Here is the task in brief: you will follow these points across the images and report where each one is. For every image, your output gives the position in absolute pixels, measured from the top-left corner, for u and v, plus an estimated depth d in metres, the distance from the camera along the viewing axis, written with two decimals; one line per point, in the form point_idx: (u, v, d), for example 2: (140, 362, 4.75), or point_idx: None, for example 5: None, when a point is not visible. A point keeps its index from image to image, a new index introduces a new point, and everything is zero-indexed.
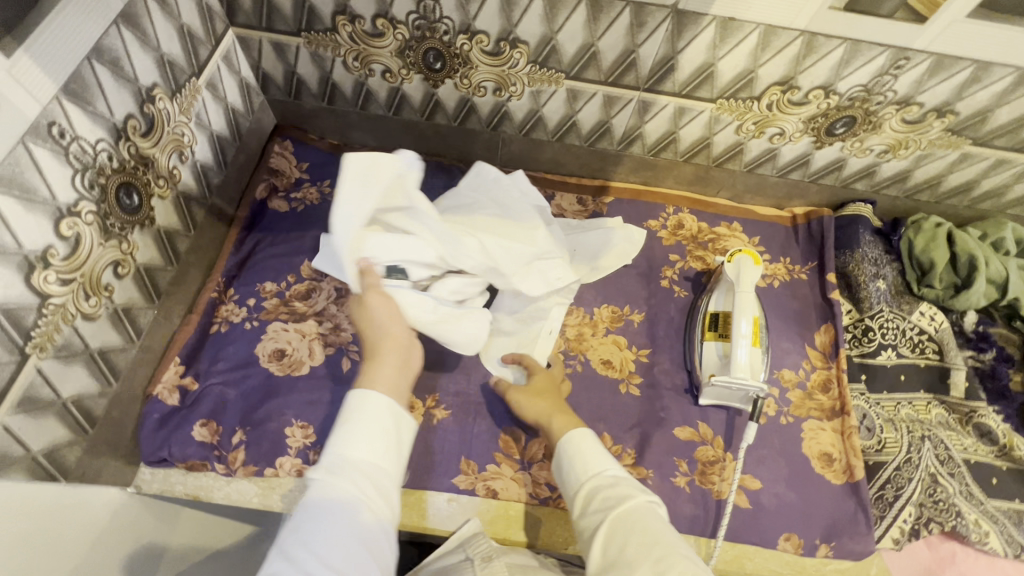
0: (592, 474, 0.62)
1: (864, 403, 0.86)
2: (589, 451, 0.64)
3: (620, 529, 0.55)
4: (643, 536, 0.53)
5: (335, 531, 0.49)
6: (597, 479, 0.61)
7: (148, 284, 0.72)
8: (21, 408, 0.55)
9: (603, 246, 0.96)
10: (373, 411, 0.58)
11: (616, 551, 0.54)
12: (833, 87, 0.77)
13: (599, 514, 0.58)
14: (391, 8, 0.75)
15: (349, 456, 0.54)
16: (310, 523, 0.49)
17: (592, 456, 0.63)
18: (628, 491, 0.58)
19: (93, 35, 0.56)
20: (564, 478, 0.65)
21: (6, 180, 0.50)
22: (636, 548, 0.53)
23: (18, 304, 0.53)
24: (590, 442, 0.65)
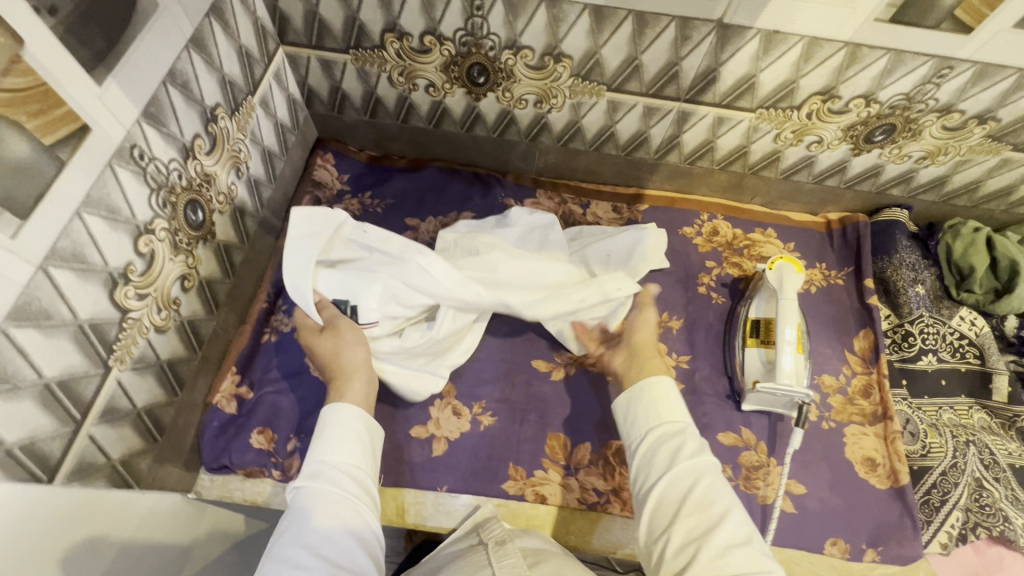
0: (665, 423, 0.65)
1: (907, 408, 0.87)
2: (661, 400, 0.67)
3: (687, 478, 0.60)
4: (705, 490, 0.58)
5: (321, 521, 0.56)
6: (667, 428, 0.64)
7: (209, 295, 0.75)
8: (103, 419, 0.57)
9: (634, 247, 0.94)
10: (346, 420, 0.66)
11: (679, 494, 0.59)
12: (874, 96, 0.78)
13: (665, 462, 0.62)
14: (439, 25, 0.76)
15: (331, 461, 0.62)
16: (300, 518, 0.57)
17: (668, 407, 0.66)
18: (701, 449, 0.62)
19: (168, 59, 0.58)
20: (630, 418, 0.68)
21: (96, 202, 0.52)
22: (699, 497, 0.58)
23: (103, 319, 0.55)
24: (669, 393, 0.67)
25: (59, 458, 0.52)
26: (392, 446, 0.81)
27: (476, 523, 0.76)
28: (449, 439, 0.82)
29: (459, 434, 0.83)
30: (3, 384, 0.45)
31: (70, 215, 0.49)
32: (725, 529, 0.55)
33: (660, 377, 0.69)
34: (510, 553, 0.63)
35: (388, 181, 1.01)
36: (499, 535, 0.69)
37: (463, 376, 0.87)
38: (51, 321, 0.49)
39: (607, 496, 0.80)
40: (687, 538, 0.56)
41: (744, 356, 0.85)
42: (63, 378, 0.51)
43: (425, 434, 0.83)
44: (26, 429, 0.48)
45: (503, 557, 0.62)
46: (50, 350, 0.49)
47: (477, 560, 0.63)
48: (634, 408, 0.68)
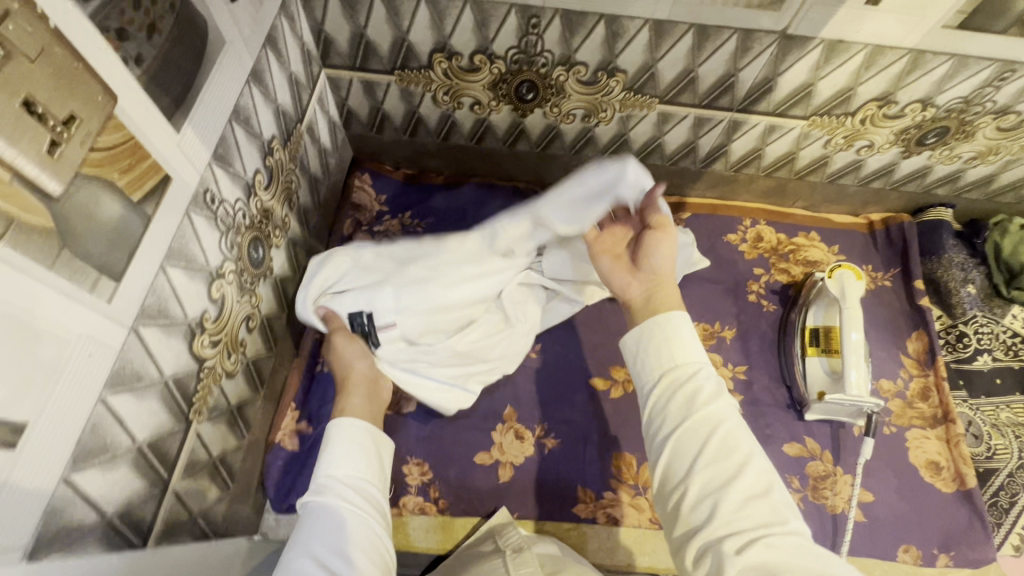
0: (678, 363, 0.54)
1: (967, 410, 0.87)
2: (679, 341, 0.54)
3: (701, 430, 0.50)
4: (722, 439, 0.49)
5: (327, 533, 0.51)
6: (679, 370, 0.53)
7: (269, 332, 0.73)
8: (186, 474, 0.56)
9: None
10: (348, 432, 0.60)
11: (696, 443, 0.49)
12: (931, 101, 0.77)
13: (678, 410, 0.51)
14: (492, 44, 0.74)
15: (335, 475, 0.56)
16: (306, 530, 0.51)
17: (682, 345, 0.54)
18: (717, 393, 0.52)
19: (233, 97, 0.56)
20: (634, 357, 0.57)
21: (176, 253, 0.50)
22: (718, 449, 0.48)
23: (184, 372, 0.53)
24: (676, 326, 0.55)
25: (151, 520, 0.50)
26: (458, 474, 0.80)
27: (493, 527, 0.76)
28: (514, 465, 0.81)
29: (524, 458, 0.82)
30: (103, 455, 0.43)
31: (155, 270, 0.47)
32: (743, 484, 0.47)
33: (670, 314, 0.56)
34: (527, 562, 0.63)
35: (428, 200, 0.98)
36: (516, 542, 0.69)
37: (521, 399, 0.86)
38: (142, 384, 0.47)
39: None
40: (709, 496, 0.47)
41: (805, 365, 0.85)
42: (153, 439, 0.49)
43: (490, 460, 0.82)
44: (123, 497, 0.46)
45: (520, 567, 0.62)
46: (142, 412, 0.47)
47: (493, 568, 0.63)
48: (647, 350, 0.55)
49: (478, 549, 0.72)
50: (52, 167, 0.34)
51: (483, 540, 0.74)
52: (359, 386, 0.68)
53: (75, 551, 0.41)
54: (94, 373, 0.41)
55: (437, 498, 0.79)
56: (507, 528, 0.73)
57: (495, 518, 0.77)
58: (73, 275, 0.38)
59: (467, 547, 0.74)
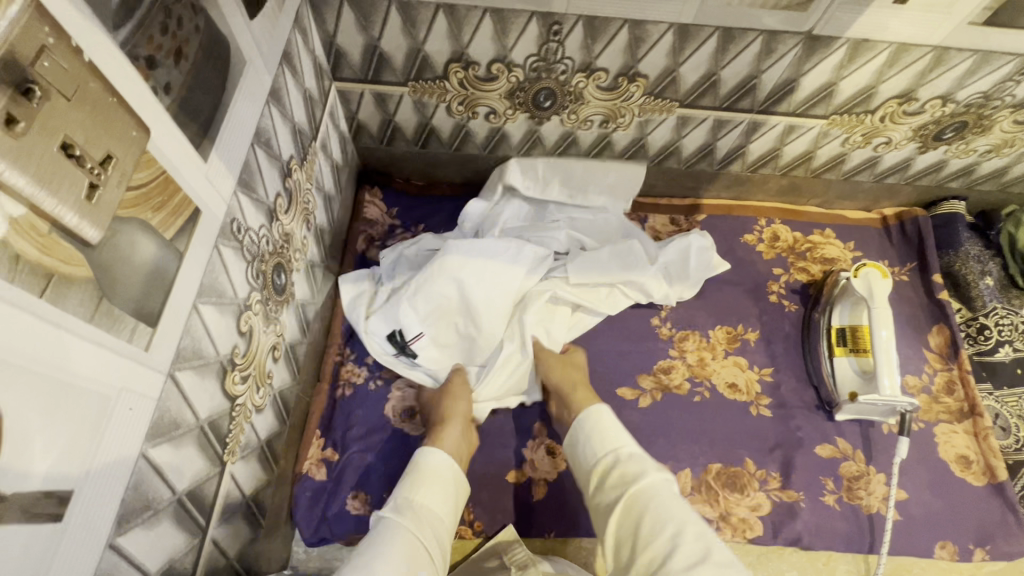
0: (616, 447, 0.64)
1: (993, 402, 0.88)
2: (606, 429, 0.65)
3: (637, 506, 0.57)
4: (660, 505, 0.56)
5: (391, 549, 0.52)
6: (615, 451, 0.63)
7: (293, 359, 0.70)
8: (222, 519, 0.53)
9: (681, 263, 0.91)
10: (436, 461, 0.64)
11: (633, 526, 0.56)
12: (952, 96, 0.77)
13: (617, 491, 0.60)
14: (510, 52, 0.72)
15: (414, 499, 0.58)
16: (373, 541, 0.53)
17: (614, 430, 0.65)
18: (648, 467, 0.60)
19: (254, 119, 0.53)
20: (581, 449, 0.66)
21: (207, 289, 0.47)
22: (652, 523, 0.55)
23: (218, 413, 0.50)
24: (610, 419, 0.67)
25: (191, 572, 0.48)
26: (490, 495, 0.78)
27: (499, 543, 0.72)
28: (548, 481, 0.79)
29: (557, 474, 0.80)
30: (146, 513, 0.40)
31: (189, 310, 0.44)
32: (681, 552, 0.52)
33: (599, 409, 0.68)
34: None
35: (439, 211, 0.97)
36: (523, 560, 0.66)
37: (550, 413, 0.84)
38: (180, 431, 0.44)
39: (717, 523, 0.78)
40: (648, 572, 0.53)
41: (833, 365, 0.85)
42: (192, 488, 0.46)
43: (521, 478, 0.80)
44: (165, 552, 0.43)
45: None
46: (181, 460, 0.44)
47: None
48: (580, 445, 0.66)
49: (483, 566, 0.68)
50: (90, 212, 0.32)
51: (489, 555, 0.71)
52: (455, 420, 0.71)
53: None
54: (136, 426, 0.38)
55: (472, 521, 0.76)
56: (513, 545, 0.70)
57: (501, 535, 0.73)
58: (113, 325, 0.35)
59: (470, 564, 0.71)
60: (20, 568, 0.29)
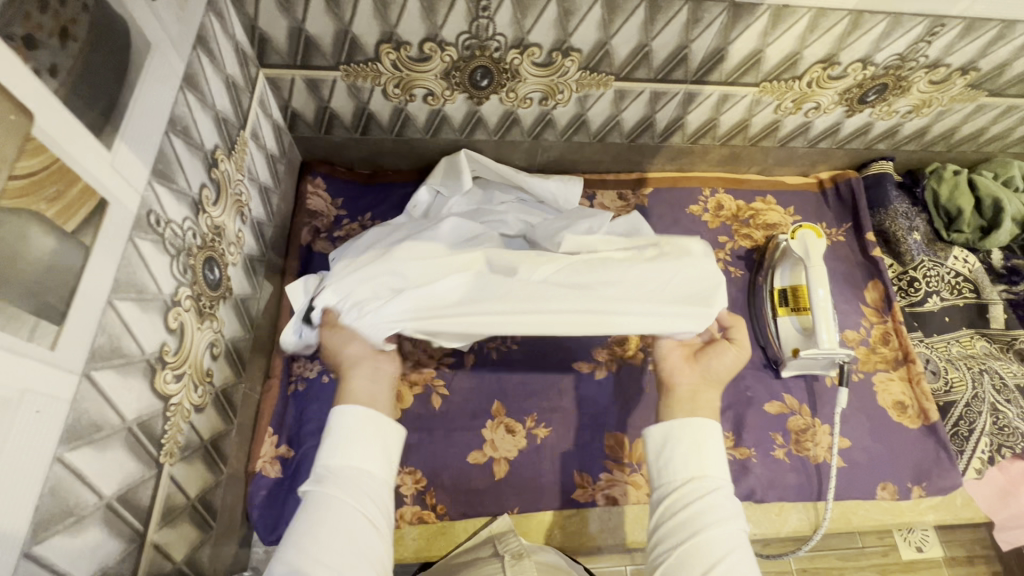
0: (694, 477, 0.57)
1: (924, 349, 0.93)
2: (704, 450, 0.58)
3: (704, 554, 0.51)
4: (732, 564, 0.50)
5: (316, 535, 0.48)
6: (696, 482, 0.56)
7: (235, 357, 0.68)
8: (163, 523, 0.51)
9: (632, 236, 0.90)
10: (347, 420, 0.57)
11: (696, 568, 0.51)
12: (871, 59, 0.80)
13: (689, 524, 0.53)
14: (441, 30, 0.71)
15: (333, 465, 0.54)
16: (308, 527, 0.49)
17: (703, 457, 0.57)
18: (721, 514, 0.54)
19: (167, 107, 0.51)
20: (663, 453, 0.59)
21: (124, 285, 0.45)
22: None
23: (148, 414, 0.48)
24: (704, 438, 0.58)
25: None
26: (452, 477, 0.78)
27: (492, 535, 0.70)
28: (508, 460, 0.80)
29: (517, 452, 0.81)
30: (68, 519, 0.39)
31: (102, 306, 0.42)
32: None
33: (704, 421, 0.59)
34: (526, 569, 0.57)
35: (386, 199, 0.95)
36: (515, 548, 0.62)
37: (509, 392, 0.84)
38: (102, 434, 0.42)
39: None
40: None
41: (777, 325, 0.88)
42: (122, 492, 0.45)
43: (482, 458, 0.80)
44: (95, 560, 0.42)
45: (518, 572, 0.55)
46: (107, 464, 0.43)
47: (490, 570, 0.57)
48: (669, 450, 0.59)
49: (476, 554, 0.66)
50: None
51: (483, 543, 0.69)
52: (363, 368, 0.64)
53: None
54: (47, 429, 0.36)
55: (434, 504, 0.76)
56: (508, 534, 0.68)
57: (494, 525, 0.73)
58: (8, 323, 0.33)
59: (466, 550, 0.69)
60: None
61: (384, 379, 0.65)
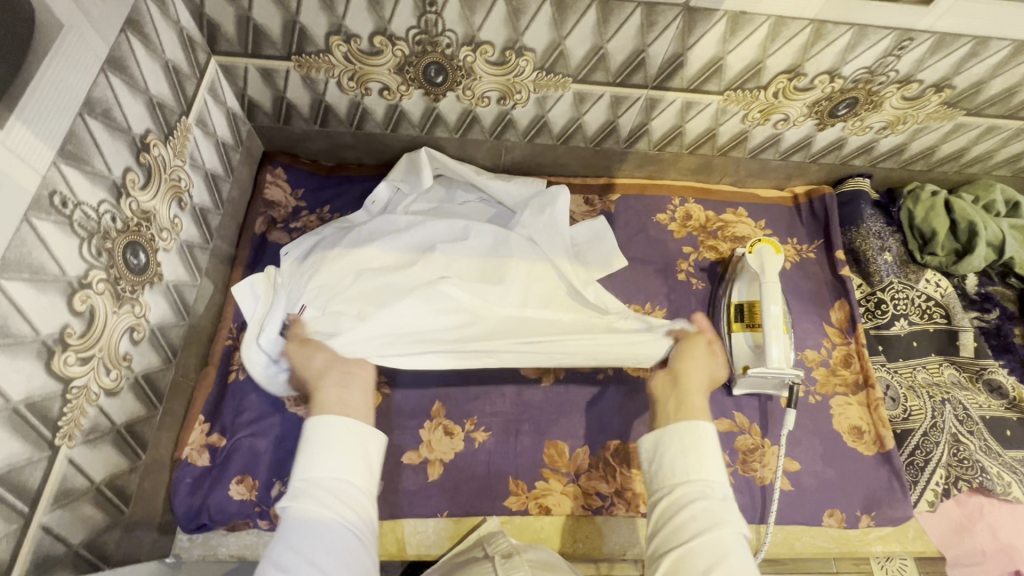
0: (696, 482, 0.56)
1: (886, 374, 0.90)
2: (698, 450, 0.58)
3: (704, 555, 0.51)
4: (733, 566, 0.50)
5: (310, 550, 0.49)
6: (693, 485, 0.56)
7: (164, 344, 0.68)
8: (57, 505, 0.51)
9: (587, 248, 0.92)
10: (327, 433, 0.57)
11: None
12: (838, 72, 0.78)
13: (695, 525, 0.53)
14: (390, 24, 0.71)
15: (312, 478, 0.54)
16: (299, 542, 0.49)
17: (701, 462, 0.57)
18: (722, 518, 0.53)
19: (83, 89, 0.51)
20: (662, 459, 0.60)
21: (16, 264, 0.45)
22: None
23: (42, 395, 0.48)
24: (702, 441, 0.59)
25: (11, 559, 0.46)
26: (384, 476, 0.77)
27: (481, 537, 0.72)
28: (443, 462, 0.79)
29: (453, 454, 0.79)
30: None
31: None
32: None
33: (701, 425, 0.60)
34: (517, 566, 0.59)
35: (345, 192, 0.94)
36: (505, 549, 0.64)
37: (451, 393, 0.83)
38: None
39: (612, 499, 0.78)
40: None
41: (731, 341, 0.85)
42: (1, 472, 0.44)
43: (418, 459, 0.79)
44: None
45: (511, 570, 0.58)
46: None
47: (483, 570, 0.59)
48: (665, 457, 0.60)
49: (470, 555, 0.68)
50: None
51: (475, 546, 0.71)
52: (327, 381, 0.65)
53: None
54: None
55: None
56: (498, 534, 0.69)
57: (483, 527, 0.74)
58: None
59: (459, 554, 0.70)
60: None
61: (354, 385, 0.66)
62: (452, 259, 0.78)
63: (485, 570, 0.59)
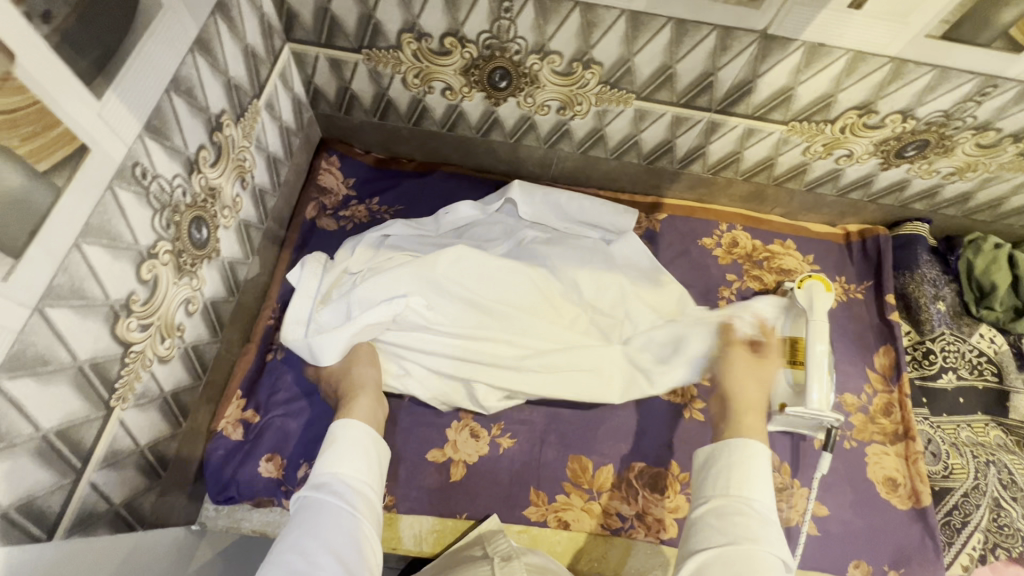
0: (751, 505, 0.56)
1: (928, 428, 0.87)
2: (745, 470, 0.58)
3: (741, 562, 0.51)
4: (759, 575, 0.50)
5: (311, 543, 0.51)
6: (736, 501, 0.56)
7: (214, 317, 0.70)
8: (105, 463, 0.53)
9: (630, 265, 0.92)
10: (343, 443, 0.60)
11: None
12: (912, 112, 0.75)
13: (739, 534, 0.53)
14: (463, 27, 0.71)
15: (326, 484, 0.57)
16: (300, 523, 0.52)
17: (753, 484, 0.57)
18: (773, 538, 0.53)
19: (172, 66, 0.53)
20: (716, 462, 0.61)
21: (96, 230, 0.46)
22: None
23: (104, 356, 0.50)
24: (759, 467, 0.59)
25: (60, 512, 0.48)
26: (408, 472, 0.77)
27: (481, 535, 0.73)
28: (467, 464, 0.79)
29: (477, 457, 0.79)
30: None
31: (68, 248, 0.44)
32: None
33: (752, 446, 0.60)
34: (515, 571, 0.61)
35: (395, 186, 0.95)
36: (503, 551, 0.66)
37: None
38: (48, 367, 0.44)
39: (631, 521, 0.77)
40: None
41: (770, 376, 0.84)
42: (62, 428, 0.46)
43: (443, 459, 0.79)
44: (23, 487, 0.43)
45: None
46: (48, 398, 0.44)
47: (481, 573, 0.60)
48: (714, 469, 0.60)
49: (466, 554, 0.68)
50: None
51: (473, 544, 0.71)
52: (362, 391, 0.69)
53: None
54: None
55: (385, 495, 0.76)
56: (497, 534, 0.70)
57: (485, 525, 0.75)
58: None
59: (455, 552, 0.71)
60: None
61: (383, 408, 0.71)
62: (495, 288, 0.81)
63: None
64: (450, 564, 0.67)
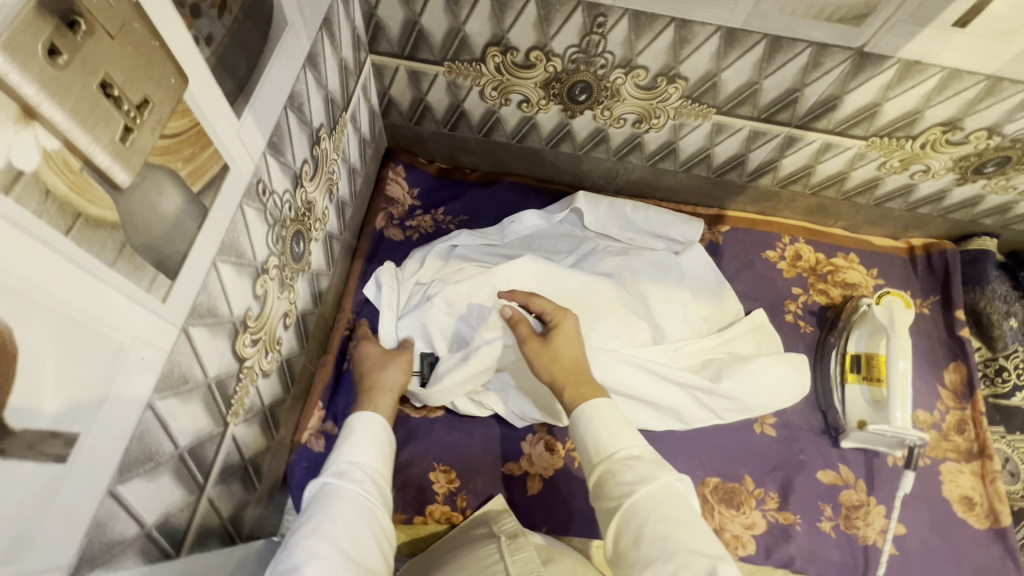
0: (616, 453, 0.53)
1: (1004, 447, 0.87)
2: (607, 427, 0.55)
3: (644, 513, 0.49)
4: (661, 518, 0.48)
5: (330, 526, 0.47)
6: (611, 457, 0.53)
7: (302, 327, 0.70)
8: (218, 479, 0.53)
9: (698, 278, 0.91)
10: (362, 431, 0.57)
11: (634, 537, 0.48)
12: (999, 129, 0.75)
13: (620, 492, 0.51)
14: (551, 41, 0.71)
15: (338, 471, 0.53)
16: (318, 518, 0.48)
17: (616, 432, 0.55)
18: (650, 473, 0.51)
19: (290, 82, 0.53)
20: (579, 436, 0.57)
21: (228, 248, 0.47)
22: (652, 539, 0.47)
23: (225, 373, 0.50)
24: (615, 413, 0.57)
25: (185, 528, 0.48)
26: (484, 484, 0.77)
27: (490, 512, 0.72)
28: (543, 477, 0.79)
29: (553, 470, 0.79)
30: (147, 464, 0.40)
31: (208, 267, 0.44)
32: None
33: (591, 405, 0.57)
34: (522, 547, 0.60)
35: (461, 196, 0.95)
36: (511, 530, 0.65)
37: None
38: (187, 387, 0.44)
39: None
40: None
41: (845, 392, 0.84)
42: (193, 445, 0.46)
43: (518, 471, 0.79)
44: (161, 506, 0.43)
45: (515, 552, 0.58)
46: (187, 417, 0.44)
47: (487, 553, 0.59)
48: (579, 436, 0.57)
49: (472, 533, 0.68)
50: (123, 155, 0.31)
51: (478, 524, 0.70)
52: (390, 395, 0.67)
53: (114, 569, 0.38)
54: (146, 376, 0.38)
55: (464, 507, 0.75)
56: (502, 515, 0.69)
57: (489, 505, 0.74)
58: (134, 272, 0.35)
59: (457, 533, 0.70)
60: (21, 506, 0.29)
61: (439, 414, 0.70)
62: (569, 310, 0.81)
63: (490, 553, 0.59)
64: (452, 545, 0.67)
